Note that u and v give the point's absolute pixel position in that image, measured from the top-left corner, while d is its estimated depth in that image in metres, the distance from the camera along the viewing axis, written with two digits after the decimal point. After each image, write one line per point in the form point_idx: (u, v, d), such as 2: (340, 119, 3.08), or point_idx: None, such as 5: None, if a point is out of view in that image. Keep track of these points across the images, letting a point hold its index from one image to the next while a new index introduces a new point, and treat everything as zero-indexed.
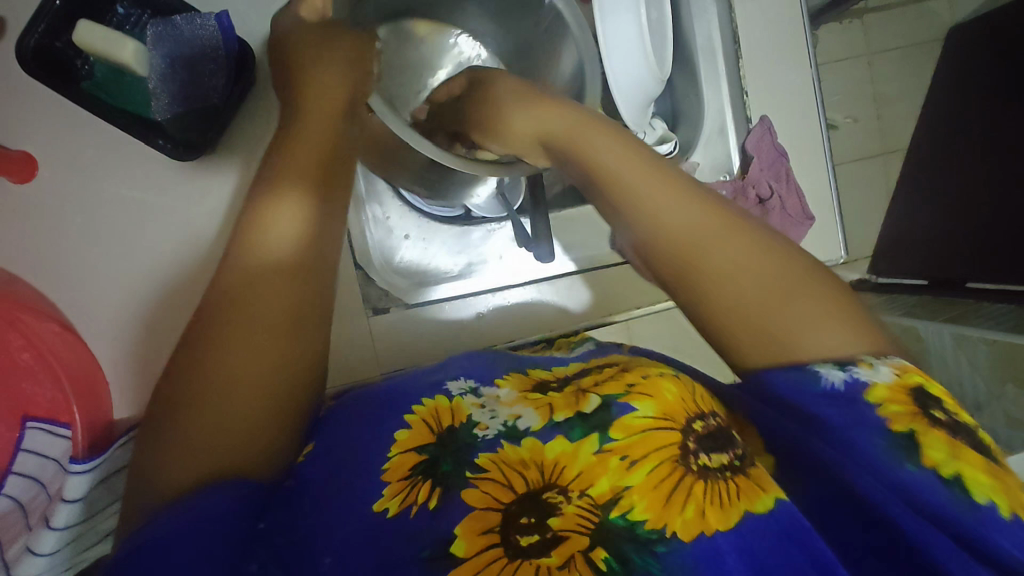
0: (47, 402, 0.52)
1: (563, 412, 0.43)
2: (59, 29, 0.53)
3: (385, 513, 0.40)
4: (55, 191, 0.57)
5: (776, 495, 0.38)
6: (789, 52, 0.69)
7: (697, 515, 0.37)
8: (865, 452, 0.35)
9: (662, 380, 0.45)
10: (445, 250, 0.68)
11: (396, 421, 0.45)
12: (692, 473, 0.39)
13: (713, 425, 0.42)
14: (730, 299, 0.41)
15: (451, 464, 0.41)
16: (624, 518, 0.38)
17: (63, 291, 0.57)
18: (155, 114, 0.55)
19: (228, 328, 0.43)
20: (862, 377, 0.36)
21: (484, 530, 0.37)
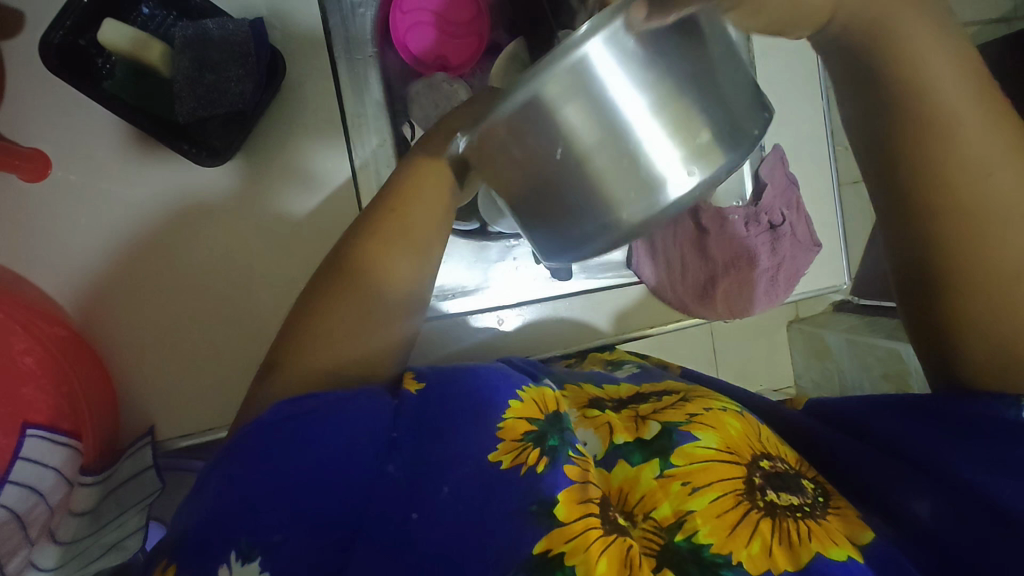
0: (48, 408, 0.51)
1: (623, 434, 0.44)
2: (86, 27, 0.51)
3: (499, 465, 0.38)
4: (70, 192, 0.55)
5: (850, 551, 0.36)
6: (800, 86, 0.71)
7: (765, 551, 0.36)
8: None
9: (724, 414, 0.45)
10: (464, 265, 0.66)
11: (507, 393, 0.43)
12: (759, 509, 0.38)
13: (781, 467, 0.41)
14: (1002, 296, 0.37)
15: (558, 440, 0.40)
16: (689, 541, 0.37)
17: (73, 296, 0.55)
18: (177, 117, 0.53)
19: (359, 266, 0.47)
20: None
21: (583, 500, 0.37)
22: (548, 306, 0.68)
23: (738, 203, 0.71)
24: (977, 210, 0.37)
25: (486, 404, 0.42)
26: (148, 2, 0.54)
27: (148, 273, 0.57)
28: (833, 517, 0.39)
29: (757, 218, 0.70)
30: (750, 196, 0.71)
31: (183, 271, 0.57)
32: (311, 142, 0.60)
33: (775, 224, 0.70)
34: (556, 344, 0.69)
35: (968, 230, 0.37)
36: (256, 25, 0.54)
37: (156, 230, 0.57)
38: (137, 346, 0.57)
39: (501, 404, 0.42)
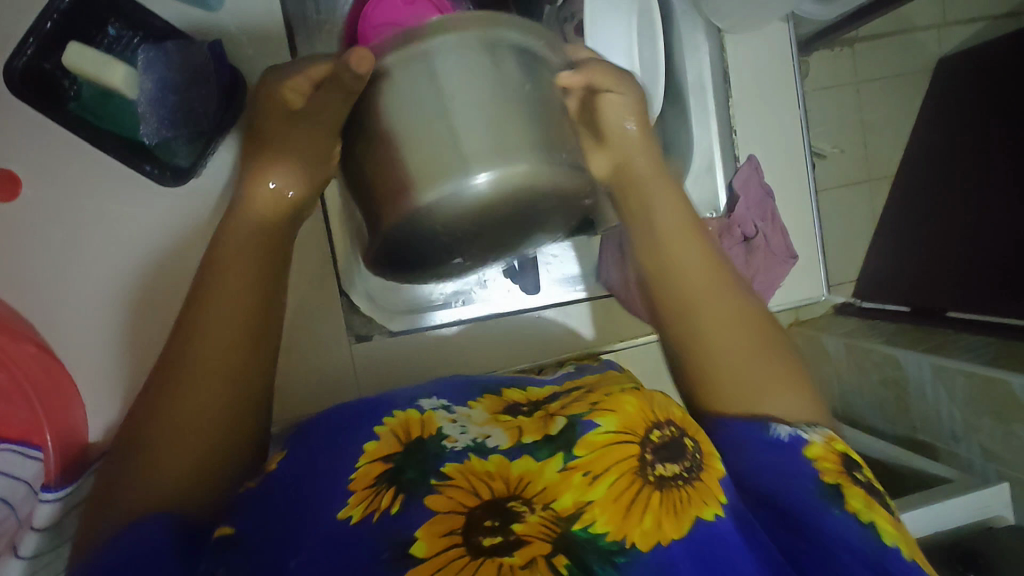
0: (19, 423, 0.52)
1: (531, 434, 0.44)
2: (49, 51, 0.53)
3: (349, 520, 0.38)
4: (37, 210, 0.55)
5: (713, 510, 0.39)
6: (778, 95, 0.70)
7: (655, 524, 0.38)
8: (801, 496, 0.41)
9: (623, 394, 0.45)
10: (430, 279, 0.66)
11: (364, 432, 0.43)
12: (649, 484, 0.40)
13: (669, 434, 0.42)
14: (685, 336, 0.47)
15: (415, 473, 0.41)
16: (587, 531, 0.38)
17: (40, 313, 0.55)
18: (143, 138, 0.54)
19: (184, 360, 0.41)
20: (803, 435, 0.42)
21: (446, 532, 0.37)
22: (515, 318, 0.68)
23: (712, 214, 0.70)
24: (668, 259, 0.48)
25: (336, 458, 0.42)
26: (114, 23, 0.54)
27: (117, 291, 0.57)
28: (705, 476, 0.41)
29: (730, 231, 0.69)
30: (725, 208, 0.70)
31: (153, 288, 0.58)
32: None
33: (748, 236, 0.69)
34: (523, 355, 0.69)
35: (656, 271, 0.49)
36: (215, 45, 0.55)
37: (123, 247, 0.57)
38: (107, 363, 0.57)
39: (353, 450, 0.42)
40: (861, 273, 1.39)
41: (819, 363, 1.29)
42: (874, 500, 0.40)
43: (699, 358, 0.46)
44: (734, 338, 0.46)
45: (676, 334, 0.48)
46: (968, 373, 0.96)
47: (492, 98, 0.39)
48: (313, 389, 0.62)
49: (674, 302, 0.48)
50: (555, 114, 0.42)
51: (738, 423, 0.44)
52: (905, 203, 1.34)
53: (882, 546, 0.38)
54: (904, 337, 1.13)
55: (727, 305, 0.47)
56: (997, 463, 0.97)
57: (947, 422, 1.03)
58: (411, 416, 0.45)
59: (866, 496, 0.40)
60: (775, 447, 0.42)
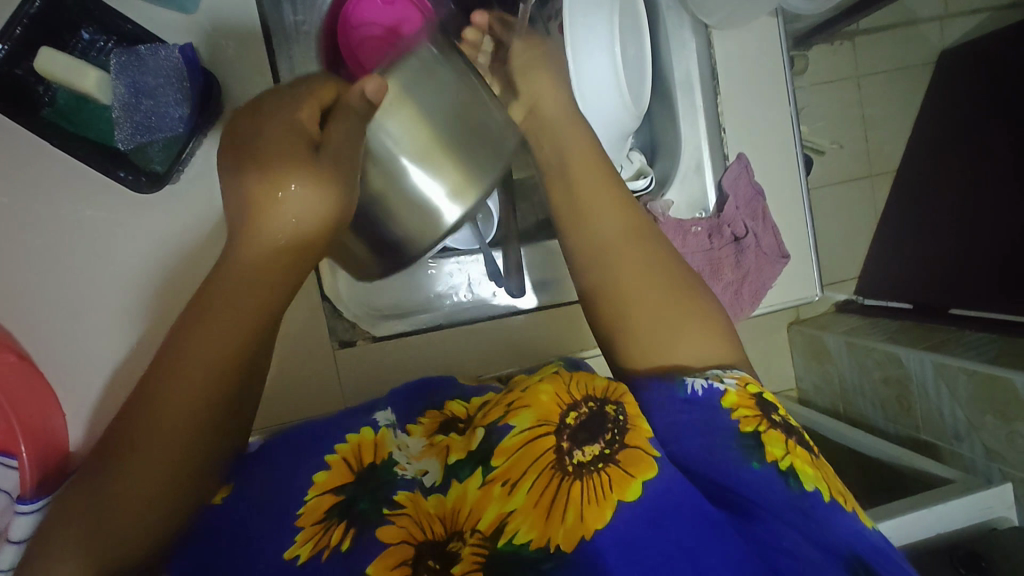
0: (1, 436, 0.53)
1: (456, 453, 0.45)
2: (20, 56, 0.51)
3: (295, 561, 0.38)
4: (16, 219, 0.55)
5: (639, 483, 0.38)
6: (768, 91, 0.69)
7: (578, 518, 0.37)
8: (723, 457, 0.39)
9: (539, 386, 0.45)
10: (416, 281, 0.66)
11: (315, 462, 0.44)
12: (567, 476, 0.39)
13: (586, 413, 0.42)
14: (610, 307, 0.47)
15: (366, 504, 0.41)
16: (511, 543, 0.38)
17: (20, 323, 0.55)
18: (118, 144, 0.54)
19: (160, 394, 0.36)
20: (717, 385, 0.41)
21: (396, 564, 0.37)
22: (501, 322, 0.67)
23: (703, 214, 0.70)
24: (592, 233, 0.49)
25: (286, 491, 0.42)
26: (88, 27, 0.54)
27: (97, 300, 0.57)
28: (626, 446, 0.40)
29: (720, 230, 0.68)
30: (714, 207, 0.70)
31: (131, 296, 0.57)
32: None
33: (738, 237, 0.68)
34: (510, 360, 0.67)
35: (584, 245, 0.49)
36: (187, 50, 0.54)
37: (101, 255, 0.56)
38: (86, 373, 0.57)
39: (301, 484, 0.42)
40: (863, 270, 1.37)
41: (821, 362, 1.27)
42: (793, 440, 0.40)
43: (608, 305, 0.47)
44: (652, 302, 0.45)
45: (588, 284, 0.48)
46: (970, 372, 0.95)
47: (427, 128, 0.43)
48: (297, 396, 0.61)
49: (586, 250, 0.49)
50: (479, 125, 0.46)
51: (655, 387, 0.43)
52: (908, 198, 1.32)
53: (803, 493, 0.37)
54: (905, 336, 1.11)
55: (637, 253, 0.47)
56: (1000, 463, 0.95)
57: (949, 421, 1.01)
58: (364, 436, 0.47)
59: (784, 440, 0.39)
60: (692, 405, 0.41)
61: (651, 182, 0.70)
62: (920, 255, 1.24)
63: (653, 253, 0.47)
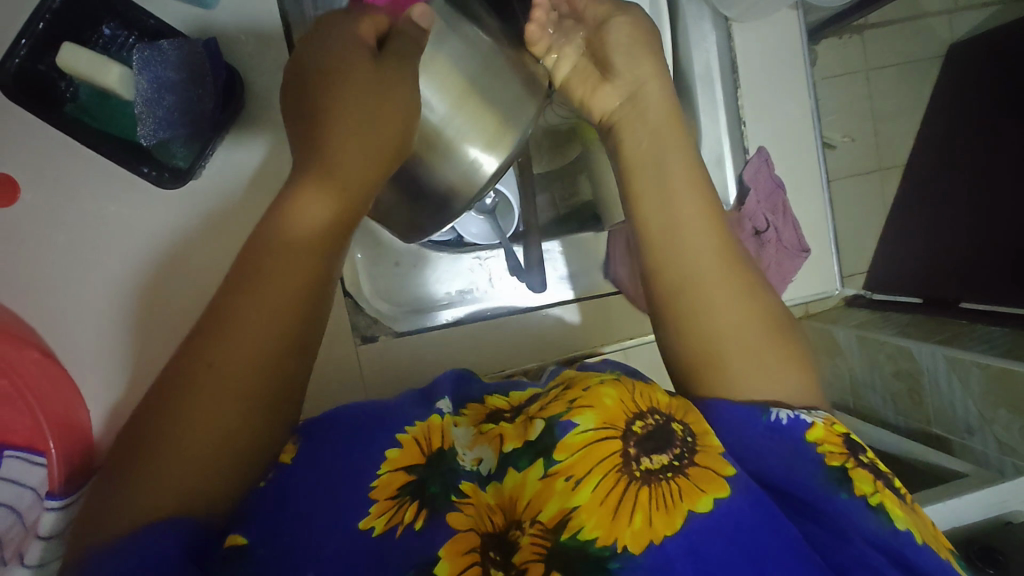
0: (26, 430, 0.53)
1: (512, 441, 0.44)
2: (42, 52, 0.51)
3: (371, 531, 0.38)
4: (38, 214, 0.55)
5: (714, 495, 0.38)
6: (787, 83, 0.69)
7: (645, 523, 0.37)
8: (806, 484, 0.41)
9: (602, 388, 0.43)
10: (436, 276, 0.67)
11: (386, 440, 0.44)
12: (635, 480, 0.38)
13: (653, 424, 0.41)
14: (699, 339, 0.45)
15: (438, 487, 0.41)
16: (575, 538, 0.37)
17: (43, 318, 0.55)
18: (141, 140, 0.53)
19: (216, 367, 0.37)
20: (805, 417, 0.42)
21: (468, 550, 0.37)
22: (520, 317, 0.67)
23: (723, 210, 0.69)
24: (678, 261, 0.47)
25: (353, 468, 0.41)
26: (109, 22, 0.53)
27: (120, 294, 0.57)
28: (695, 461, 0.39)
29: (741, 225, 0.68)
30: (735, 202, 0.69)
31: (153, 292, 0.58)
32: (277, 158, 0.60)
33: (760, 231, 0.67)
34: (530, 355, 0.67)
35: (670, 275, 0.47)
36: (210, 44, 0.53)
37: (124, 250, 0.57)
38: (109, 368, 0.57)
39: (375, 457, 0.42)
40: (873, 264, 1.36)
41: (831, 357, 1.26)
42: (880, 481, 0.41)
43: (696, 331, 0.45)
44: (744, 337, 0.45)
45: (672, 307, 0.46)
46: (983, 365, 0.94)
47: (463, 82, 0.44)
48: (317, 392, 0.61)
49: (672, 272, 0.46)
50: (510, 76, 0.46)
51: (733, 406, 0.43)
52: (918, 191, 1.31)
53: (893, 530, 0.39)
54: (918, 328, 1.11)
55: (723, 285, 0.46)
56: (1013, 456, 0.95)
57: (961, 415, 1.01)
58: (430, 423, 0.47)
59: (871, 479, 0.41)
60: (779, 430, 0.42)
61: None
62: (931, 249, 1.24)
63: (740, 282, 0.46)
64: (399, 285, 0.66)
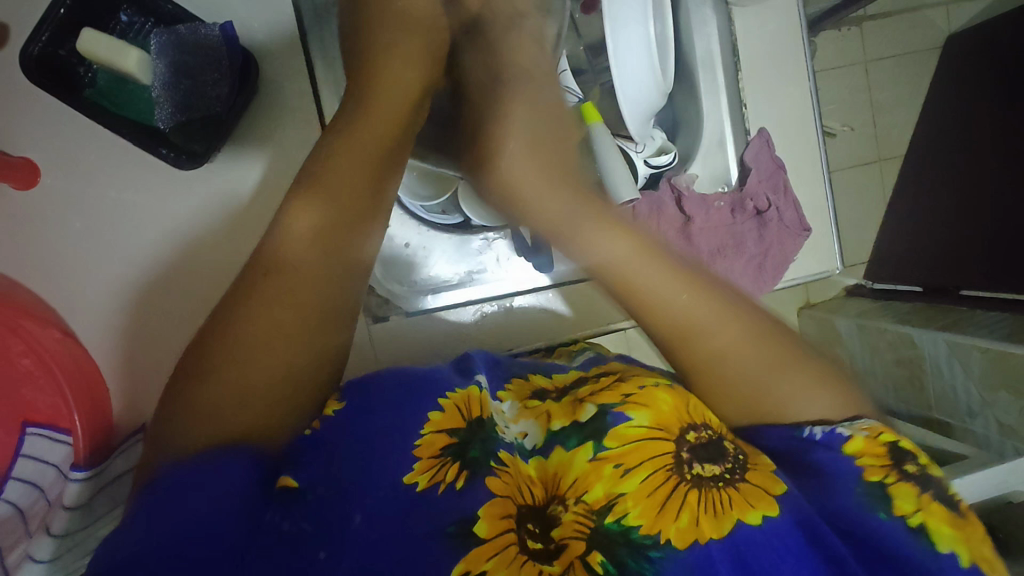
0: (46, 408, 0.54)
1: (561, 419, 0.48)
2: (63, 37, 0.53)
3: (414, 487, 0.40)
4: (59, 198, 0.56)
5: (764, 513, 0.40)
6: (788, 66, 0.70)
7: (692, 522, 0.40)
8: (844, 502, 0.41)
9: (657, 390, 0.47)
10: (445, 258, 0.69)
11: (429, 403, 0.45)
12: (686, 481, 0.42)
13: (705, 437, 0.45)
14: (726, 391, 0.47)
15: (478, 451, 0.42)
16: (618, 523, 0.41)
17: (68, 300, 0.57)
18: (158, 123, 0.55)
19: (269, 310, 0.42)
20: (840, 430, 0.43)
21: (502, 516, 0.39)
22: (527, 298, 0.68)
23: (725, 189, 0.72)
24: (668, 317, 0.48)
25: (395, 433, 0.42)
26: (126, 9, 0.55)
27: (142, 277, 0.58)
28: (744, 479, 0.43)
29: (742, 205, 0.70)
30: (737, 182, 0.71)
31: (170, 274, 0.59)
32: (290, 142, 0.61)
33: (761, 210, 0.69)
34: (536, 336, 0.69)
35: (679, 339, 0.48)
36: (227, 29, 0.55)
37: (145, 234, 0.58)
38: (128, 348, 0.58)
39: (412, 426, 0.43)
40: (874, 253, 1.38)
41: (833, 346, 1.28)
42: (927, 497, 0.40)
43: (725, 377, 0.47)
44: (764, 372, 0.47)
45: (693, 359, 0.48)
46: (985, 349, 0.95)
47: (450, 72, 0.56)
48: None
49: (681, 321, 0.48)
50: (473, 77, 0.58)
51: (773, 427, 0.46)
52: (917, 181, 1.33)
53: (935, 553, 0.38)
54: (918, 316, 1.13)
55: (734, 330, 0.47)
56: (1013, 439, 0.96)
57: (963, 398, 1.02)
58: (471, 392, 0.47)
59: (917, 496, 0.40)
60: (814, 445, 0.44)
61: (673, 159, 0.71)
62: (932, 238, 1.26)
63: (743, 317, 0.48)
64: (409, 268, 0.68)
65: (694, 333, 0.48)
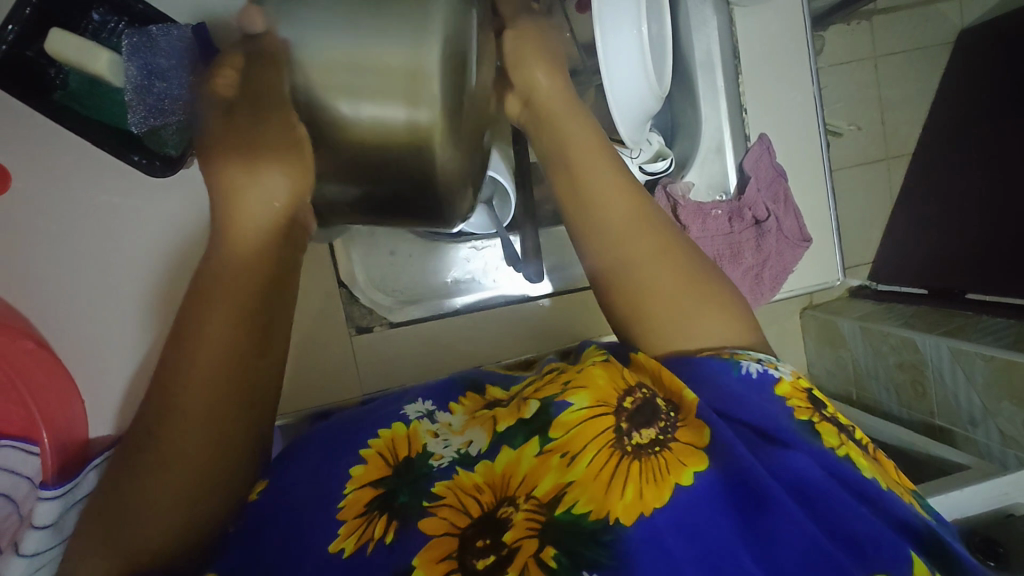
0: (18, 420, 0.53)
1: (505, 421, 0.48)
2: (30, 37, 0.50)
3: (340, 554, 0.42)
4: (30, 203, 0.55)
5: (695, 469, 0.41)
6: (790, 68, 0.67)
7: (636, 496, 0.40)
8: (785, 429, 0.44)
9: (593, 367, 0.47)
10: (431, 268, 0.67)
11: (352, 456, 0.47)
12: (627, 454, 0.42)
13: (640, 398, 0.45)
14: (637, 291, 0.50)
15: (407, 496, 0.44)
16: (569, 513, 0.41)
17: (42, 310, 0.55)
18: (131, 127, 0.53)
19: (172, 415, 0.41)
20: (773, 373, 0.46)
21: (441, 558, 0.40)
22: (517, 308, 0.66)
23: (723, 197, 0.69)
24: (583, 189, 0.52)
25: (331, 485, 0.46)
26: (99, 8, 0.52)
27: (118, 286, 0.57)
28: (680, 438, 0.43)
29: (741, 214, 0.67)
30: (735, 189, 0.69)
31: (145, 283, 0.57)
32: None
33: (760, 220, 0.67)
34: (526, 345, 0.67)
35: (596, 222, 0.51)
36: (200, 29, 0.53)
37: (120, 242, 0.57)
38: (103, 359, 0.57)
39: (341, 476, 0.46)
40: (879, 254, 1.35)
41: (835, 349, 1.25)
42: (846, 434, 0.45)
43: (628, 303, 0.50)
44: (665, 280, 0.49)
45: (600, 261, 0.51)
46: (988, 357, 0.93)
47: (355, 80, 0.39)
48: (317, 383, 0.61)
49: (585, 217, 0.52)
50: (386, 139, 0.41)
51: (710, 359, 0.46)
52: (925, 181, 1.29)
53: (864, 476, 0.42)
54: (922, 321, 1.10)
55: (636, 224, 0.50)
56: (1016, 449, 0.94)
57: (965, 407, 1.00)
58: (397, 430, 0.49)
59: (838, 432, 0.44)
60: (753, 386, 0.45)
61: (670, 164, 0.70)
62: (938, 241, 1.23)
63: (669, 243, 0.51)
64: (394, 278, 0.65)
65: (608, 219, 0.51)
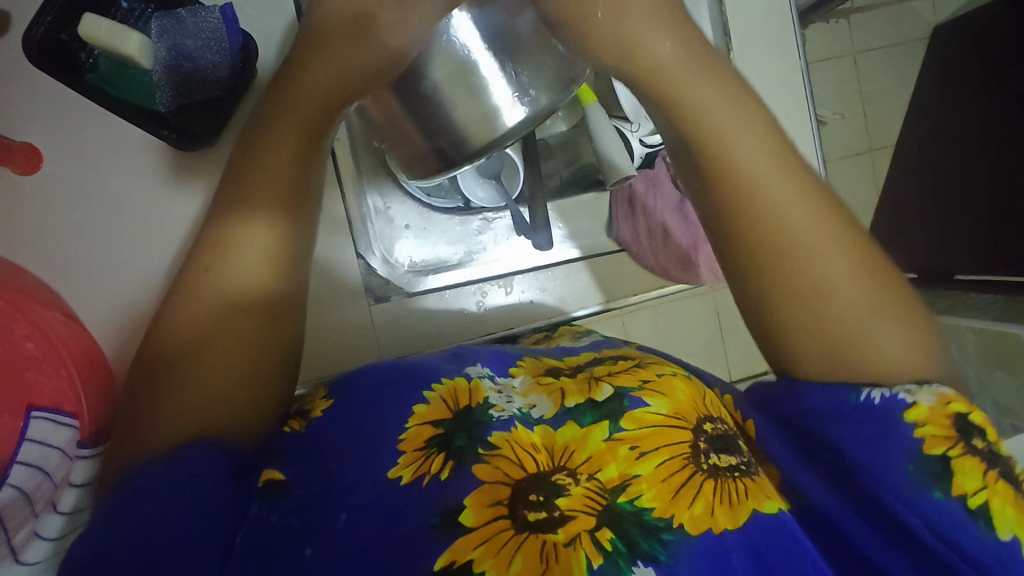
0: (51, 392, 0.52)
1: (575, 396, 0.49)
2: (65, 21, 0.54)
3: (399, 480, 0.43)
4: (61, 184, 0.57)
5: (776, 504, 0.43)
6: (778, 47, 0.71)
7: (707, 511, 0.42)
8: (893, 479, 0.37)
9: (674, 380, 0.50)
10: (445, 241, 0.71)
11: (415, 395, 0.48)
12: (703, 473, 0.43)
13: (721, 428, 0.47)
14: (781, 260, 0.40)
15: (464, 440, 0.45)
16: (632, 505, 0.42)
17: (72, 286, 0.58)
18: (159, 106, 0.56)
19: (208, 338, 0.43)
20: (904, 397, 0.38)
21: (492, 502, 0.41)
22: (530, 275, 0.69)
23: None
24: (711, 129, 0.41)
25: (377, 436, 0.46)
26: None
27: (144, 259, 0.59)
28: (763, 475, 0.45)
29: None
30: None
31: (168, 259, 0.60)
32: None
33: None
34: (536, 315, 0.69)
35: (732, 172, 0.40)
36: (227, 9, 0.55)
37: (147, 220, 0.59)
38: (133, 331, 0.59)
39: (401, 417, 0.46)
40: None
41: None
42: (993, 472, 0.36)
43: (793, 284, 0.40)
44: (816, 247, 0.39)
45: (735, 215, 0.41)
46: None
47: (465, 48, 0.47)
48: (333, 352, 0.63)
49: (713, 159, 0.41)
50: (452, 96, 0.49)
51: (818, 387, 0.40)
52: (910, 170, 1.33)
53: (994, 539, 0.35)
54: None
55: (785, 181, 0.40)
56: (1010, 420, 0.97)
57: None
58: (458, 383, 0.50)
59: (983, 472, 0.36)
60: (868, 412, 0.38)
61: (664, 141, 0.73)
62: None
63: (845, 216, 0.41)
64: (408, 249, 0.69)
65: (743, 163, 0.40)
